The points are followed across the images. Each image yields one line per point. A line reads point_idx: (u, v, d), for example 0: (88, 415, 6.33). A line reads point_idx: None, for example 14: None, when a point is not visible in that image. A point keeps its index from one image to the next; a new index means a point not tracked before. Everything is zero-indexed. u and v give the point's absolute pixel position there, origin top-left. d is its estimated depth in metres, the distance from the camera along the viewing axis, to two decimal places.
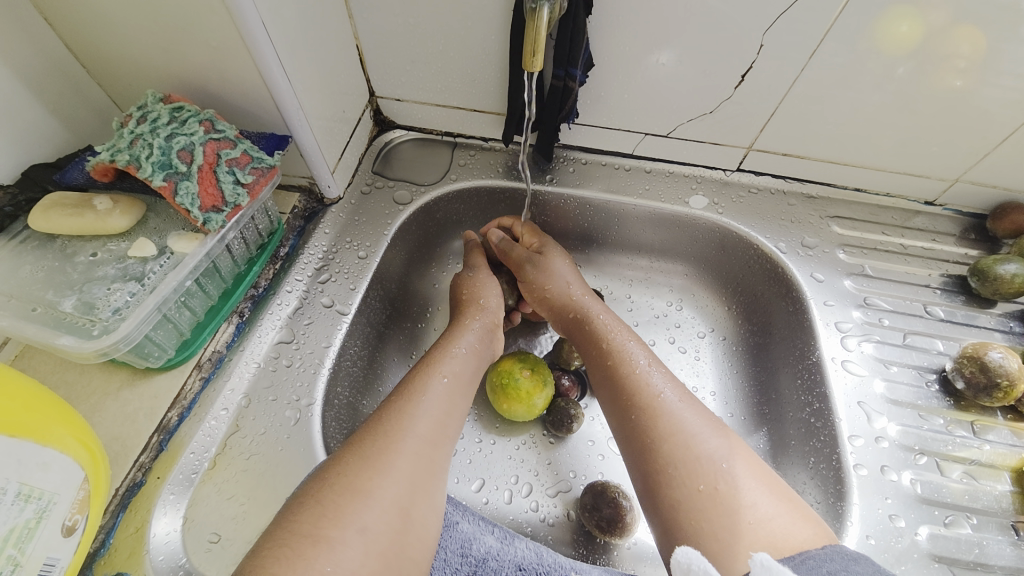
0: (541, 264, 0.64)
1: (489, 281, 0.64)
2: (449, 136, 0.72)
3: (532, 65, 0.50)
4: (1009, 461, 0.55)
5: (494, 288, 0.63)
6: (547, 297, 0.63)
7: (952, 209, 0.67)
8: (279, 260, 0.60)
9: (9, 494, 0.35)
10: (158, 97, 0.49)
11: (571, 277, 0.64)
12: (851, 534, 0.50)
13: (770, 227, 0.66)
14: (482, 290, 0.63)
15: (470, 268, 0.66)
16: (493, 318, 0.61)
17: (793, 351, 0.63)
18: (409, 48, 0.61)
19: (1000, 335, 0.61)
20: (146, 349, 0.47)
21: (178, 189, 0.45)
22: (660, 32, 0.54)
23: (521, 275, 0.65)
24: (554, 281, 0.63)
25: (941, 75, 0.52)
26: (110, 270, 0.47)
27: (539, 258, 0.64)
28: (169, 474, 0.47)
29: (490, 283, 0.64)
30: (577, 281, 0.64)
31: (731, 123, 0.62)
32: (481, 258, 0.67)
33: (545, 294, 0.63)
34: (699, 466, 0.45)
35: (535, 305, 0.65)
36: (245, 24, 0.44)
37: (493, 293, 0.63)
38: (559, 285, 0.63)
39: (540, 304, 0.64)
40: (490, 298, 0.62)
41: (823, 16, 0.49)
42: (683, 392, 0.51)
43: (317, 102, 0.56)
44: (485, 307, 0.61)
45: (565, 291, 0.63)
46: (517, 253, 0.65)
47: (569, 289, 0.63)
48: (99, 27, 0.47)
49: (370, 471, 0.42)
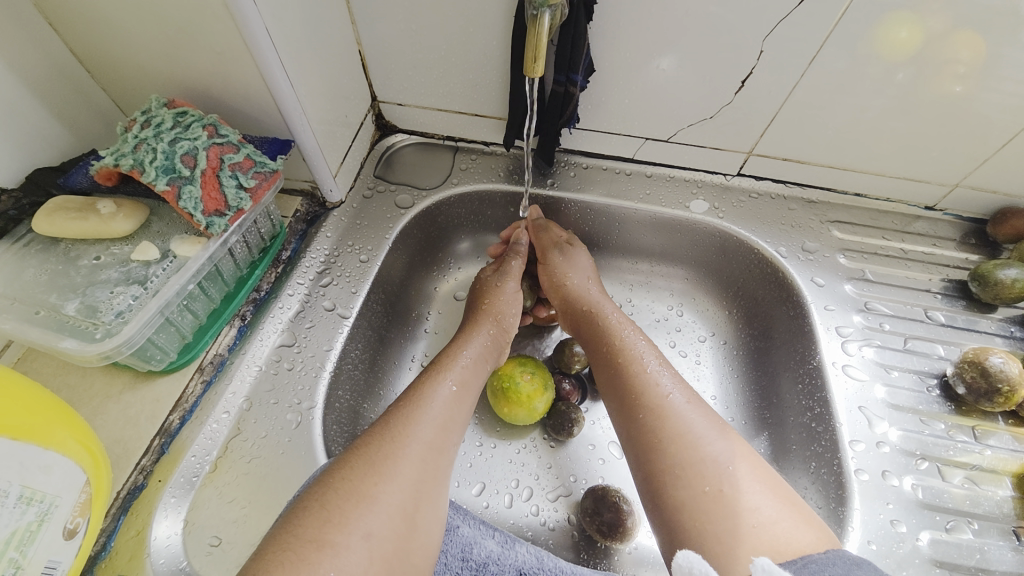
0: (568, 254, 0.66)
1: (513, 294, 0.63)
2: (451, 141, 0.72)
3: (533, 71, 0.51)
4: (1011, 466, 0.55)
5: (516, 303, 0.63)
6: (566, 287, 0.64)
7: (953, 214, 0.67)
8: (281, 264, 0.60)
9: (11, 497, 0.35)
10: (162, 101, 0.49)
11: (588, 272, 0.65)
12: (852, 539, 0.50)
13: (770, 232, 0.67)
14: (504, 303, 0.62)
15: (499, 275, 0.65)
16: (505, 335, 0.61)
17: (794, 356, 0.63)
18: (411, 54, 0.61)
19: (1000, 340, 0.61)
20: (148, 353, 0.48)
21: (182, 193, 0.46)
22: (660, 38, 0.54)
23: (545, 259, 0.66)
24: (578, 273, 0.64)
25: (941, 81, 0.52)
26: (113, 273, 0.47)
27: (568, 248, 0.66)
28: (170, 477, 0.47)
29: (514, 300, 0.63)
30: (595, 282, 0.65)
31: (731, 128, 0.62)
32: (517, 267, 0.66)
33: (567, 280, 0.64)
34: (704, 469, 0.45)
35: (548, 292, 0.65)
36: (249, 30, 0.44)
37: (512, 307, 0.62)
38: (581, 278, 0.64)
39: (555, 293, 0.65)
40: (509, 314, 0.62)
41: (822, 22, 0.50)
42: (690, 395, 0.51)
43: (320, 107, 0.56)
44: (503, 320, 0.61)
45: (580, 289, 0.63)
46: (546, 239, 0.66)
47: (589, 285, 0.64)
48: (104, 32, 0.47)
49: (375, 476, 0.42)
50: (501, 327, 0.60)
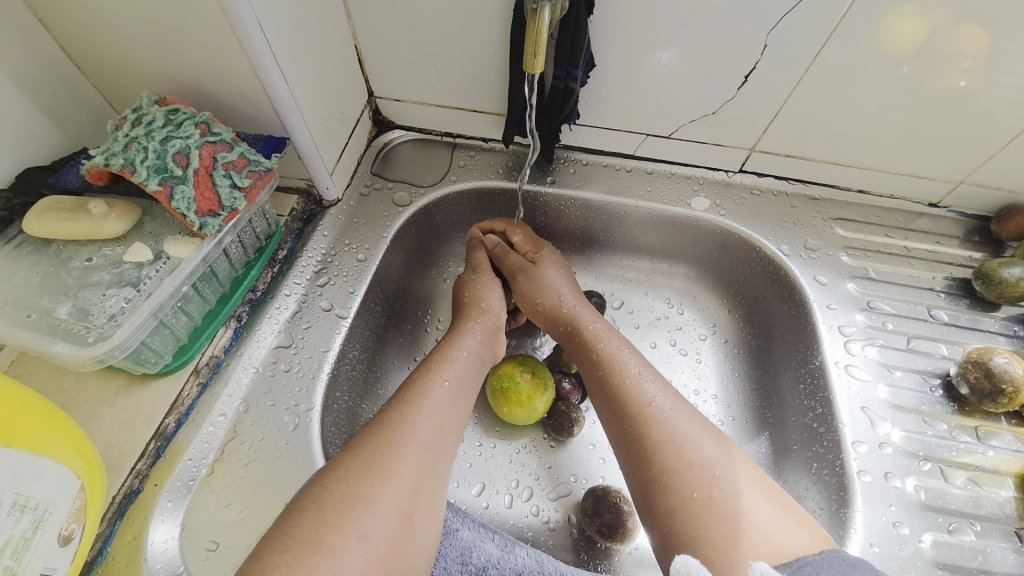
0: (533, 275, 0.63)
1: (495, 283, 0.63)
2: (449, 136, 0.71)
3: (532, 66, 0.50)
4: (1013, 467, 0.54)
5: (497, 291, 0.63)
6: (539, 310, 0.62)
7: (957, 211, 0.66)
8: (278, 263, 0.59)
9: (5, 505, 0.34)
10: (153, 99, 0.48)
11: (563, 287, 0.63)
12: (854, 541, 0.49)
13: (773, 229, 0.66)
14: (486, 291, 0.62)
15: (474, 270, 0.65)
16: (497, 321, 0.61)
17: (796, 355, 0.62)
18: (408, 48, 0.60)
19: (1003, 339, 0.61)
20: (142, 356, 0.47)
21: (174, 193, 0.45)
22: (661, 31, 0.53)
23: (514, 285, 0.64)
24: (546, 294, 0.62)
25: (944, 76, 0.51)
26: (105, 275, 0.46)
27: (530, 269, 0.63)
28: (167, 481, 0.46)
29: (494, 286, 0.63)
30: (570, 292, 0.63)
31: (733, 124, 0.61)
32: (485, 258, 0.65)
33: (537, 303, 0.62)
34: (693, 474, 0.45)
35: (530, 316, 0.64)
36: (242, 25, 0.43)
37: (495, 296, 0.62)
38: (552, 297, 0.62)
39: (533, 316, 0.63)
40: (493, 301, 0.62)
41: (827, 15, 0.49)
42: (677, 399, 0.51)
43: (315, 103, 0.55)
44: (487, 310, 0.61)
45: (553, 304, 0.62)
46: (511, 262, 0.64)
47: (561, 301, 0.62)
48: (94, 27, 0.46)
49: (371, 478, 0.41)
50: (487, 315, 0.60)
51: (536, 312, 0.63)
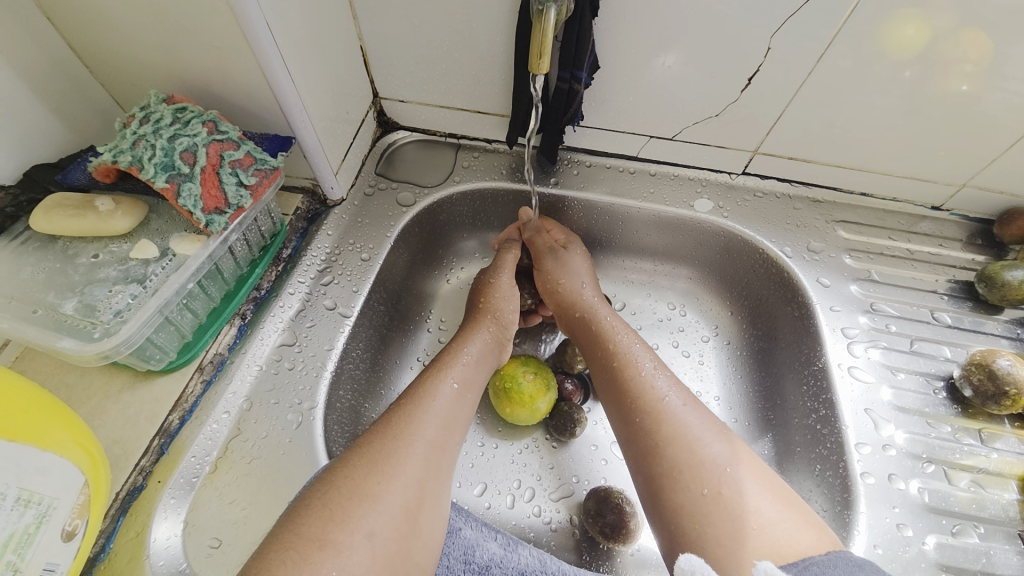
0: (563, 258, 0.64)
1: (510, 291, 0.63)
2: (453, 138, 0.71)
3: (538, 67, 0.50)
4: (1016, 470, 0.54)
5: (513, 301, 0.62)
6: (559, 292, 0.63)
7: (959, 214, 0.66)
8: (282, 262, 0.59)
9: (9, 500, 0.34)
10: (161, 97, 0.48)
11: (585, 276, 0.64)
12: (858, 543, 0.49)
13: (776, 231, 0.66)
14: (502, 301, 0.62)
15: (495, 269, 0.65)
16: (505, 333, 0.60)
17: (799, 357, 0.62)
18: (413, 50, 0.60)
19: (1006, 341, 0.61)
20: (147, 352, 0.47)
21: (181, 190, 0.45)
22: (665, 34, 0.53)
23: (540, 263, 0.65)
24: (570, 277, 0.63)
25: (946, 80, 0.52)
26: (111, 272, 0.46)
27: (561, 252, 0.64)
28: (170, 478, 0.46)
29: (511, 295, 0.63)
30: (591, 285, 0.64)
31: (736, 126, 0.61)
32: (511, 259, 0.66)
33: (560, 285, 0.63)
34: (703, 470, 0.44)
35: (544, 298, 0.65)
36: (250, 25, 0.43)
37: (510, 305, 0.62)
38: (575, 282, 0.63)
39: (548, 297, 0.64)
40: (507, 312, 0.61)
41: (831, 19, 0.49)
42: (687, 397, 0.51)
43: (321, 103, 0.55)
44: (501, 314, 0.61)
45: (575, 289, 0.63)
46: (541, 243, 0.65)
47: (583, 289, 0.63)
48: (103, 26, 0.46)
49: (377, 475, 0.41)
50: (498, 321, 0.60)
51: (553, 293, 0.63)
